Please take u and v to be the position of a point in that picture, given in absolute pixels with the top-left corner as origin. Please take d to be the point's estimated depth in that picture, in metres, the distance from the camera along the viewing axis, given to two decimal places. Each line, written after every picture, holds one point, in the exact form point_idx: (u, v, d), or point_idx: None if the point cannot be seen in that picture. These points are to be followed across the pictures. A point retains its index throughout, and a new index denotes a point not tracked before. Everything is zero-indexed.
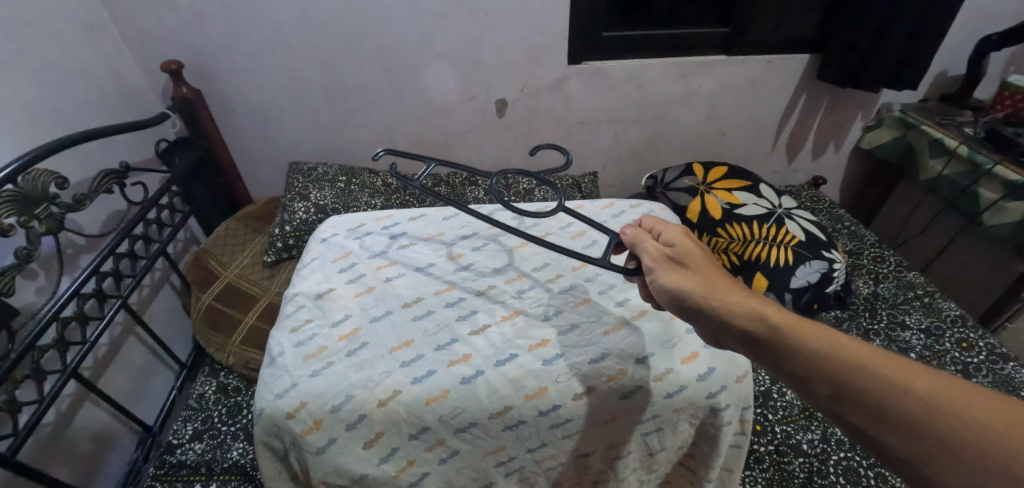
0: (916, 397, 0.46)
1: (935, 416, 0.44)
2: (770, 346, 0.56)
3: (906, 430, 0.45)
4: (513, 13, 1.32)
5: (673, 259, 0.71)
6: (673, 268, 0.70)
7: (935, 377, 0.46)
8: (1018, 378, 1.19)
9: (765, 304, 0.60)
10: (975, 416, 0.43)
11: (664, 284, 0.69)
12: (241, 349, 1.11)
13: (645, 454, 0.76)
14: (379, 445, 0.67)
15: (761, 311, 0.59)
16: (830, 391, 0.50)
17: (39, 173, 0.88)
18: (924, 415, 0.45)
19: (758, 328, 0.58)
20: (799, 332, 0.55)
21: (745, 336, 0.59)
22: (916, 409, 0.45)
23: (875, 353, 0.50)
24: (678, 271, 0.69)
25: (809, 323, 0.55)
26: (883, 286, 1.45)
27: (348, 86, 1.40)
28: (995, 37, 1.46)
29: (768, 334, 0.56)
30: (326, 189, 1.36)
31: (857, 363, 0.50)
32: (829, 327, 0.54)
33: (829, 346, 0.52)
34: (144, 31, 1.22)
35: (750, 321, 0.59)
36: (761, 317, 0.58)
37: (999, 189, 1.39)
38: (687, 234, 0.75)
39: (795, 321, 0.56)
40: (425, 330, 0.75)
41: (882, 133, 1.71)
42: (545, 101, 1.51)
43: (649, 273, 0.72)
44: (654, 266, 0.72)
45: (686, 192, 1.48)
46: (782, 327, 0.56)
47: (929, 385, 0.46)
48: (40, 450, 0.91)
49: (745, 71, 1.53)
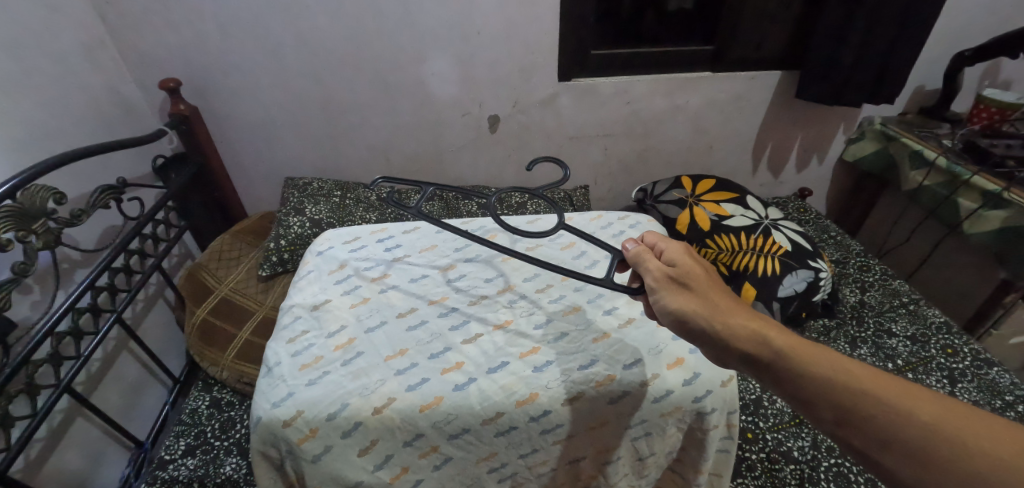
0: (920, 425, 0.48)
1: (940, 443, 0.47)
2: (774, 369, 0.57)
3: (911, 457, 0.47)
4: (504, 33, 1.36)
5: (676, 279, 0.69)
6: (675, 288, 0.68)
7: (937, 404, 0.49)
8: (1002, 382, 1.22)
9: (769, 326, 0.60)
10: (978, 444, 0.45)
11: (668, 306, 0.67)
12: (235, 364, 1.12)
13: (635, 460, 0.77)
14: (374, 453, 0.68)
15: (765, 334, 0.59)
16: (836, 416, 0.52)
17: (37, 189, 0.90)
18: (929, 443, 0.47)
19: (762, 351, 0.58)
20: (805, 357, 0.56)
21: (750, 358, 0.60)
22: (921, 436, 0.48)
23: (879, 379, 0.52)
24: (682, 291, 0.68)
25: (814, 347, 0.56)
26: (869, 294, 1.48)
27: (343, 103, 1.42)
28: (968, 53, 1.52)
29: (773, 358, 0.57)
30: (321, 204, 1.38)
31: (862, 388, 0.51)
32: (832, 351, 0.56)
33: (835, 372, 0.53)
34: (143, 50, 1.25)
35: (753, 344, 0.59)
36: (766, 341, 0.59)
37: (977, 198, 1.43)
38: (688, 251, 0.73)
39: (799, 344, 0.57)
40: (419, 339, 0.77)
41: (864, 145, 1.76)
42: (536, 117, 1.55)
43: (652, 294, 0.70)
44: (656, 287, 0.70)
45: (676, 204, 1.51)
46: (789, 351, 0.57)
47: (933, 412, 0.48)
48: (32, 466, 0.91)
49: (730, 87, 1.58)
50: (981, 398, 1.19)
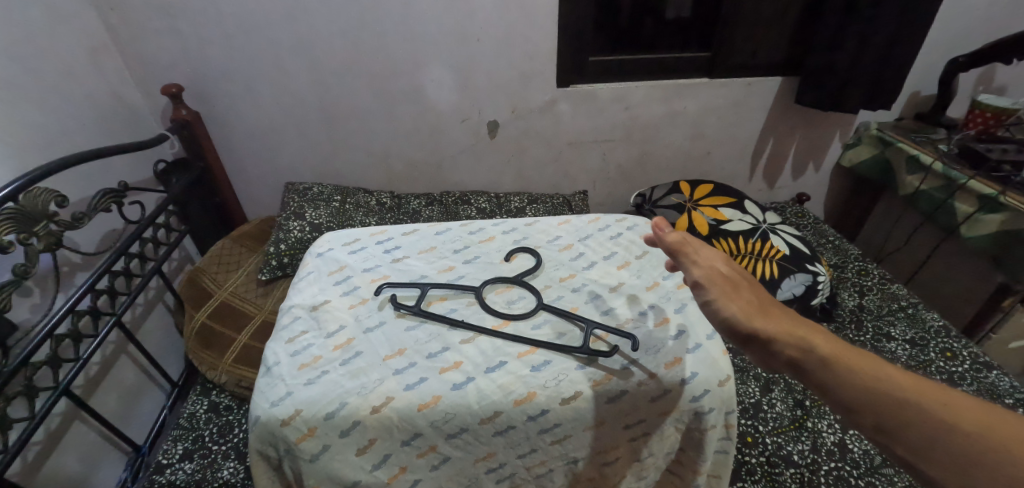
0: (969, 440, 0.47)
1: (986, 456, 0.46)
2: (820, 378, 0.55)
3: (959, 471, 0.46)
4: (503, 39, 1.38)
5: (718, 282, 0.66)
6: (722, 288, 0.65)
7: (984, 414, 0.48)
8: (1001, 386, 1.22)
9: (813, 332, 0.58)
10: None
11: (714, 307, 0.65)
12: (234, 367, 1.11)
13: (633, 461, 0.78)
14: (372, 452, 0.68)
15: (810, 341, 0.57)
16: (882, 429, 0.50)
17: (39, 191, 0.90)
18: (978, 457, 0.46)
19: (806, 358, 0.56)
20: (852, 365, 0.54)
21: (794, 366, 0.57)
22: (969, 449, 0.46)
23: (925, 388, 0.50)
24: (726, 295, 0.64)
25: (859, 354, 0.55)
26: (868, 298, 1.48)
27: (344, 109, 1.44)
28: (962, 59, 1.54)
29: (817, 366, 0.55)
30: (321, 208, 1.39)
31: (906, 399, 0.50)
32: (875, 357, 0.54)
33: (880, 381, 0.52)
34: (146, 56, 1.26)
35: (798, 350, 0.57)
36: (809, 348, 0.57)
37: (974, 202, 1.44)
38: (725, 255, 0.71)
39: (842, 352, 0.55)
40: (417, 339, 0.76)
41: (861, 150, 1.77)
42: (535, 122, 1.56)
43: (698, 293, 0.67)
44: (701, 287, 0.67)
45: (674, 209, 1.52)
46: (835, 360, 0.55)
47: (980, 423, 0.47)
48: (28, 470, 0.91)
49: (727, 92, 1.59)
50: None
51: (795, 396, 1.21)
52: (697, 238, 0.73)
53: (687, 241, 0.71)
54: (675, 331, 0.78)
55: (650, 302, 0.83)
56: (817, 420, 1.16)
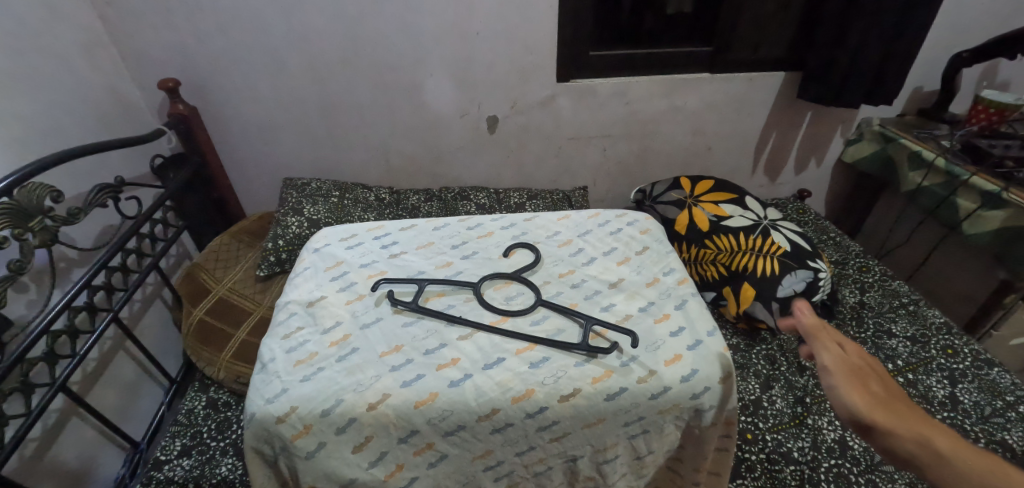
0: None
1: None
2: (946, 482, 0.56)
3: None
4: (503, 33, 1.36)
5: (847, 373, 0.67)
6: (852, 379, 0.66)
7: None
8: (1002, 383, 1.22)
9: (944, 436, 0.59)
10: None
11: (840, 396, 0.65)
12: (232, 363, 1.11)
13: (633, 458, 0.77)
14: (368, 450, 0.68)
15: (940, 447, 0.58)
16: None
17: (35, 186, 0.89)
18: None
19: (935, 461, 0.58)
20: (985, 474, 0.55)
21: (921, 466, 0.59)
22: None
23: None
24: (854, 386, 0.65)
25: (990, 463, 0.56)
26: (869, 295, 1.48)
27: (343, 104, 1.43)
28: (965, 54, 1.53)
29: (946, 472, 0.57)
30: (319, 204, 1.38)
31: None
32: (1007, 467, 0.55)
33: None
34: (142, 50, 1.25)
35: (926, 452, 0.59)
36: (938, 453, 0.58)
37: (976, 198, 1.43)
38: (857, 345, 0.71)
39: (975, 460, 0.56)
40: (414, 336, 0.76)
41: (863, 146, 1.76)
42: (535, 117, 1.55)
43: (823, 381, 0.68)
44: (828, 375, 0.67)
45: (674, 205, 1.51)
46: (965, 467, 0.56)
47: None
48: (25, 466, 0.90)
49: (729, 88, 1.58)
50: (981, 399, 1.19)
51: (795, 393, 1.21)
52: (831, 325, 0.74)
53: (823, 328, 0.72)
54: (676, 327, 0.77)
55: (650, 298, 0.83)
56: (817, 417, 1.16)
